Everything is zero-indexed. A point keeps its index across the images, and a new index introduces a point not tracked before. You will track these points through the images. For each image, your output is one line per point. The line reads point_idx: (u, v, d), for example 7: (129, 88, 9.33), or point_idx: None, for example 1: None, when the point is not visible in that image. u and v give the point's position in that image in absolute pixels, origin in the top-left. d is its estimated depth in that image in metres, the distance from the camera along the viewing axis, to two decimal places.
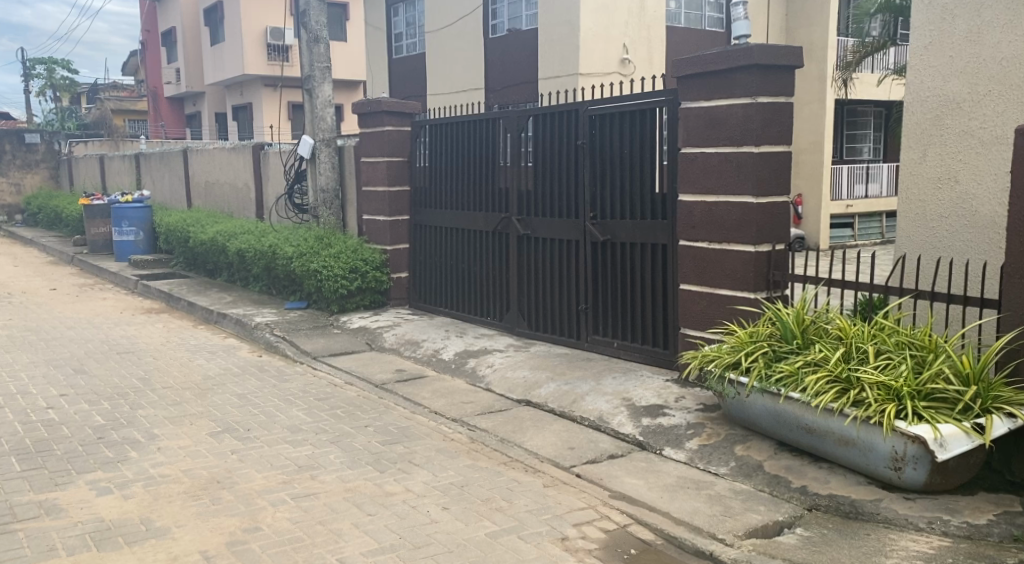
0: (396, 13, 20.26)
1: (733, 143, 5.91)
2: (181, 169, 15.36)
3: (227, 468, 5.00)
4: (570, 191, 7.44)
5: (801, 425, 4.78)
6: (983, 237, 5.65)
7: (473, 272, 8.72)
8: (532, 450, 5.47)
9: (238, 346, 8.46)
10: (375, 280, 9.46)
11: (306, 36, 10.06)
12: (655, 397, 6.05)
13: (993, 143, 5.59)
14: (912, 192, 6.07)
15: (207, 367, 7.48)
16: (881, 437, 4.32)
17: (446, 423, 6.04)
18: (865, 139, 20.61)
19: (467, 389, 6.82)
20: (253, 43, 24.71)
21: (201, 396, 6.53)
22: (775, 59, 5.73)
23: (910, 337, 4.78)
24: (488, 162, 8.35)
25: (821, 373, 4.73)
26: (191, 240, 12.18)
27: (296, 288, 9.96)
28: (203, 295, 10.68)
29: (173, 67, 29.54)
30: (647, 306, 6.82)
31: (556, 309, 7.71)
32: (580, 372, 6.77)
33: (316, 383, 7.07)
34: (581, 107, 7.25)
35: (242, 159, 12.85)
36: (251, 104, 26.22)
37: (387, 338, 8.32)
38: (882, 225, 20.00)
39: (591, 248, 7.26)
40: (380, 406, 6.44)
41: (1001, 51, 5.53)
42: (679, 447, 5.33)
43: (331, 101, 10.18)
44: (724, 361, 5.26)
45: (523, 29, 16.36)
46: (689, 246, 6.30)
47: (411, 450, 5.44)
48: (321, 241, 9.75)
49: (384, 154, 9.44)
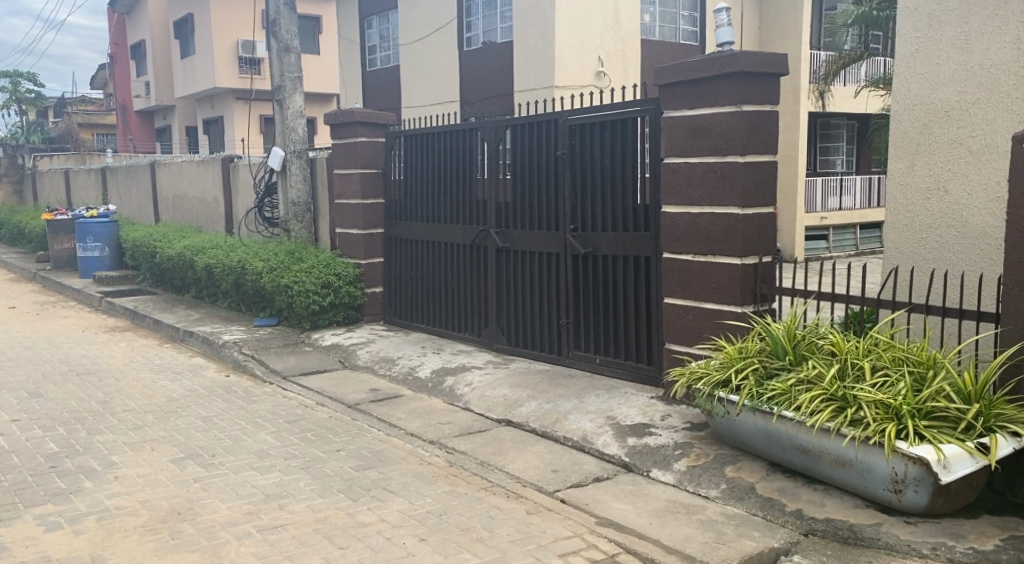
0: (369, 26, 20.01)
1: (718, 153, 5.72)
2: (148, 182, 14.99)
3: (189, 498, 4.69)
4: (551, 203, 7.22)
5: (795, 446, 4.58)
6: (973, 249, 5.50)
7: (450, 285, 8.46)
8: (513, 474, 5.21)
9: (205, 366, 8.13)
10: (349, 295, 9.20)
11: (276, 45, 9.77)
12: (641, 416, 5.82)
13: (983, 152, 5.45)
14: (901, 203, 5.91)
15: (171, 389, 7.15)
16: (881, 458, 4.11)
17: (423, 446, 5.76)
18: (839, 152, 20.68)
19: (445, 409, 6.55)
20: (223, 56, 24.34)
21: (164, 420, 6.20)
22: (760, 66, 5.56)
23: (906, 352, 4.56)
24: (465, 175, 8.12)
25: (815, 391, 4.52)
26: (158, 255, 11.83)
27: (266, 304, 9.66)
28: (170, 312, 10.33)
29: (142, 80, 29.06)
30: (629, 321, 6.62)
31: (536, 324, 7.47)
32: (562, 390, 6.52)
33: (285, 405, 6.77)
34: (561, 117, 7.04)
35: (211, 172, 12.53)
36: (222, 117, 25.83)
37: (361, 355, 8.03)
38: (856, 236, 20.00)
39: (572, 261, 7.04)
40: (353, 428, 6.16)
41: (990, 58, 5.39)
42: (667, 468, 5.10)
43: (302, 112, 9.91)
44: (714, 379, 5.05)
45: (498, 41, 16.19)
46: (673, 259, 6.09)
47: (387, 476, 5.16)
48: (292, 255, 9.44)
49: (357, 166, 9.20)
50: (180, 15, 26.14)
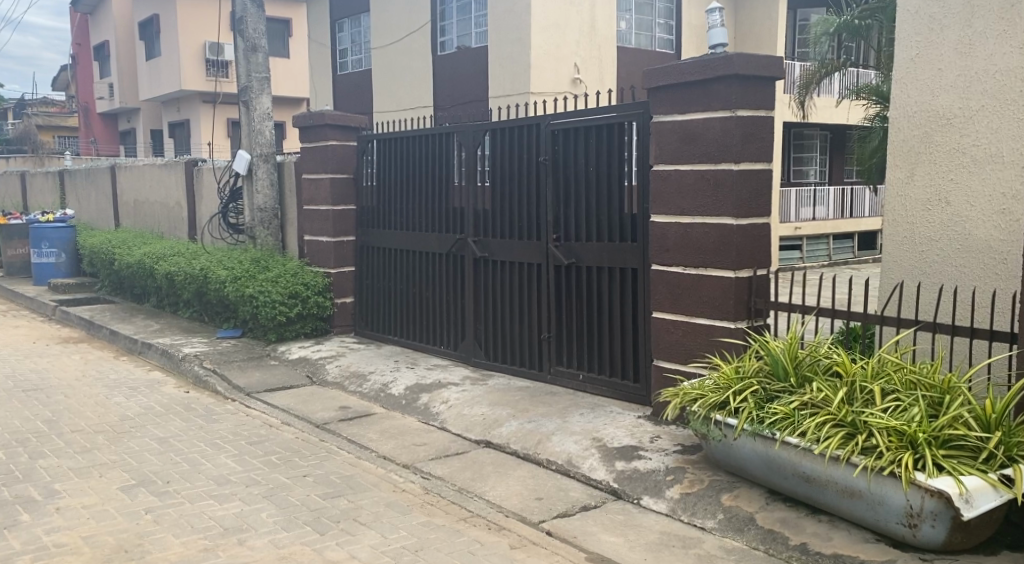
0: (341, 29, 19.60)
1: (711, 160, 5.42)
2: (107, 186, 14.42)
3: (138, 533, 4.26)
4: (532, 211, 6.87)
5: (799, 474, 4.26)
6: (975, 264, 5.22)
7: (424, 295, 8.08)
8: (495, 502, 4.84)
9: (163, 381, 7.65)
10: (317, 305, 8.77)
11: (242, 45, 9.35)
12: (628, 438, 5.48)
13: (987, 162, 5.16)
14: (900, 215, 5.62)
15: (125, 406, 6.68)
16: (895, 489, 3.80)
17: (396, 471, 5.37)
18: (812, 162, 20.63)
19: (420, 429, 6.16)
20: (189, 58, 23.75)
21: (116, 441, 5.74)
22: (756, 69, 5.27)
23: (918, 373, 4.26)
24: (442, 181, 7.76)
25: (822, 416, 4.21)
26: (116, 262, 11.31)
27: (230, 315, 9.19)
28: (128, 322, 9.81)
29: (105, 82, 28.31)
30: (615, 335, 6.28)
31: (515, 337, 7.11)
32: (544, 409, 6.16)
33: (248, 424, 6.33)
34: (543, 121, 6.71)
35: (174, 175, 12.04)
36: (188, 120, 25.22)
37: (330, 370, 7.60)
38: (829, 247, 19.88)
39: (555, 272, 6.70)
40: (322, 450, 5.75)
41: (995, 63, 5.13)
42: (659, 496, 4.77)
43: (270, 114, 9.49)
44: (710, 400, 4.72)
45: (472, 46, 15.85)
46: (662, 272, 5.77)
47: (358, 506, 4.77)
48: (257, 264, 9.00)
49: (327, 171, 8.79)
50: (145, 16, 25.49)
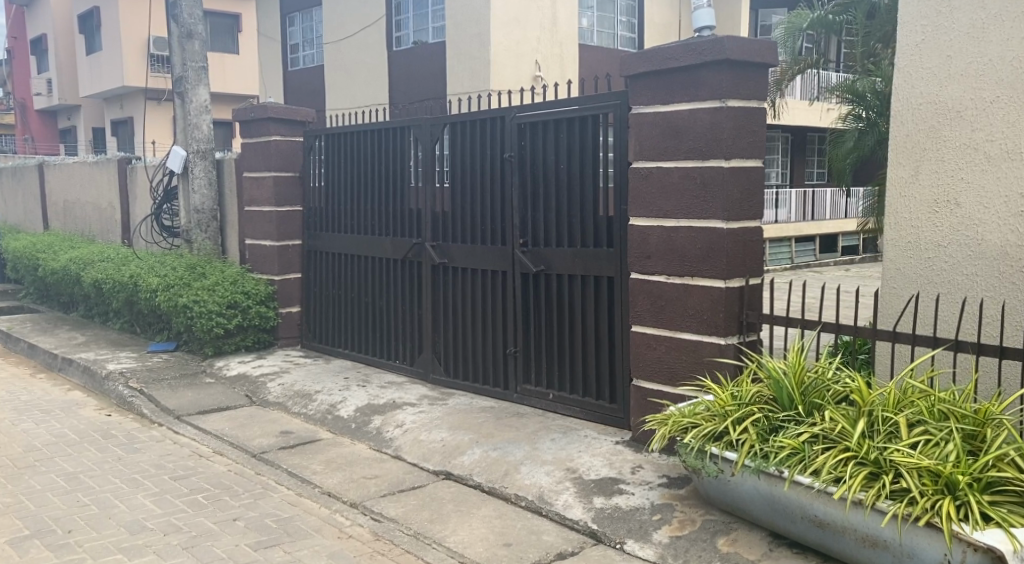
0: (291, 23, 18.74)
1: (697, 156, 4.81)
2: (36, 185, 13.40)
3: None
4: (496, 212, 6.23)
5: (810, 518, 3.66)
6: (990, 272, 4.47)
7: (378, 304, 7.37)
8: (455, 550, 4.17)
9: (82, 403, 6.83)
10: (259, 316, 7.98)
11: (177, 31, 8.56)
12: (607, 468, 4.83)
13: (1003, 159, 4.41)
14: (903, 218, 4.83)
15: (33, 435, 5.87)
16: (931, 541, 3.22)
17: (342, 512, 4.67)
18: (774, 164, 20.39)
19: (371, 459, 5.45)
20: (131, 53, 22.62)
21: (15, 480, 4.96)
22: (748, 55, 4.68)
23: (948, 403, 3.69)
24: (396, 180, 7.08)
25: (840, 452, 3.61)
26: (41, 268, 10.38)
27: (164, 327, 8.38)
28: (50, 334, 8.92)
29: (43, 77, 26.97)
30: (589, 352, 5.65)
31: (478, 352, 6.43)
32: (511, 434, 5.49)
33: (174, 454, 5.57)
34: (508, 114, 6.07)
35: (106, 174, 11.15)
36: (132, 118, 24.11)
37: (271, 389, 6.85)
38: (791, 249, 19.48)
39: (522, 281, 6.05)
40: (257, 487, 5.02)
41: (1012, 50, 4.37)
42: (645, 539, 4.11)
43: (207, 107, 8.68)
44: (704, 430, 4.08)
45: (429, 42, 15.16)
46: (642, 281, 5.15)
47: (295, 559, 4.06)
48: (193, 270, 8.20)
49: (271, 168, 8.03)
50: (85, 8, 24.28)
